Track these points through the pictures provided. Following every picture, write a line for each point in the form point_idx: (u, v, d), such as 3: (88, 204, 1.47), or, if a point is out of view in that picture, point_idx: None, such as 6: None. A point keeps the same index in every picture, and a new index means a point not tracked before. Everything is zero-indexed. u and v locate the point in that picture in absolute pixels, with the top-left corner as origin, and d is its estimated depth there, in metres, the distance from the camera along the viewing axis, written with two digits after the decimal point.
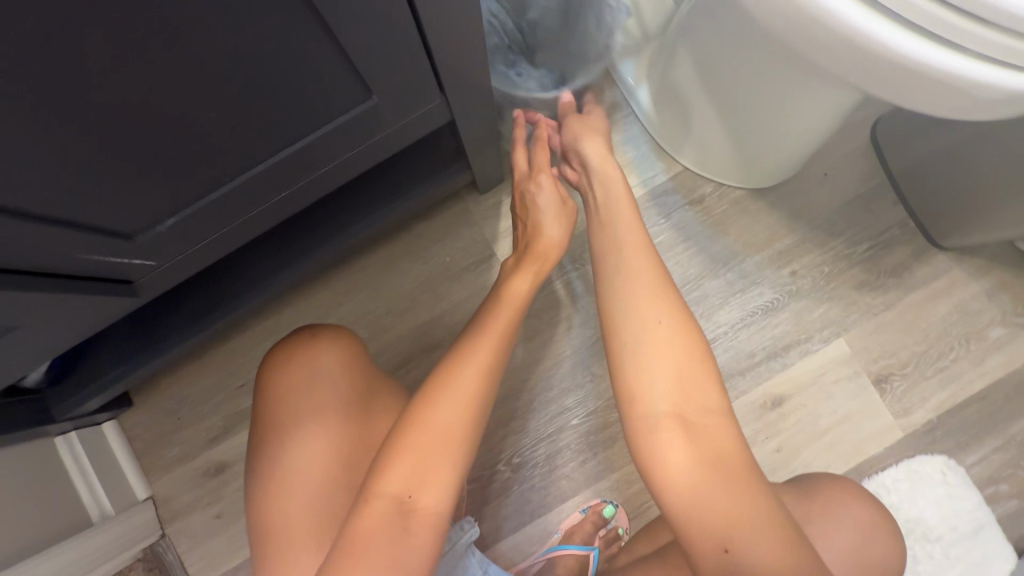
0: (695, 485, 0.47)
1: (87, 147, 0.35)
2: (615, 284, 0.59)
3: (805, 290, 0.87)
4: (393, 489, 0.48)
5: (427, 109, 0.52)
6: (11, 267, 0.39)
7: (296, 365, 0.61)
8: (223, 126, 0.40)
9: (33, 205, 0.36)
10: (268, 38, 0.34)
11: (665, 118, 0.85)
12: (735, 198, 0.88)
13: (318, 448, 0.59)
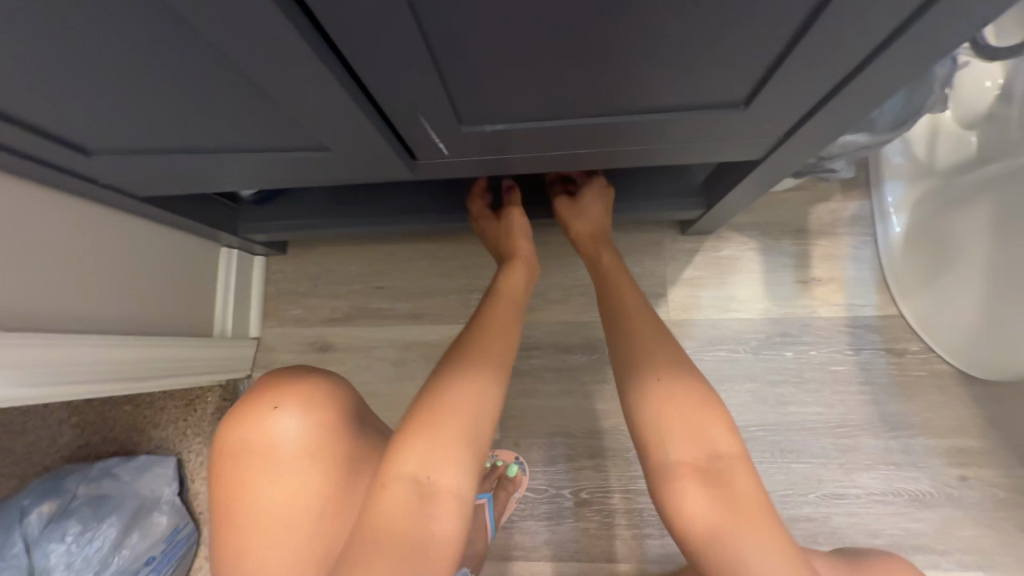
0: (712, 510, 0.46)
1: (536, 31, 0.36)
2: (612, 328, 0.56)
3: (967, 502, 0.76)
4: (410, 469, 0.44)
5: (753, 138, 0.52)
6: (382, 89, 0.42)
7: (257, 427, 0.56)
8: (625, 69, 0.40)
9: (450, 53, 0.38)
10: (746, 16, 0.35)
11: (910, 257, 0.80)
12: (938, 371, 0.79)
13: (285, 509, 0.53)
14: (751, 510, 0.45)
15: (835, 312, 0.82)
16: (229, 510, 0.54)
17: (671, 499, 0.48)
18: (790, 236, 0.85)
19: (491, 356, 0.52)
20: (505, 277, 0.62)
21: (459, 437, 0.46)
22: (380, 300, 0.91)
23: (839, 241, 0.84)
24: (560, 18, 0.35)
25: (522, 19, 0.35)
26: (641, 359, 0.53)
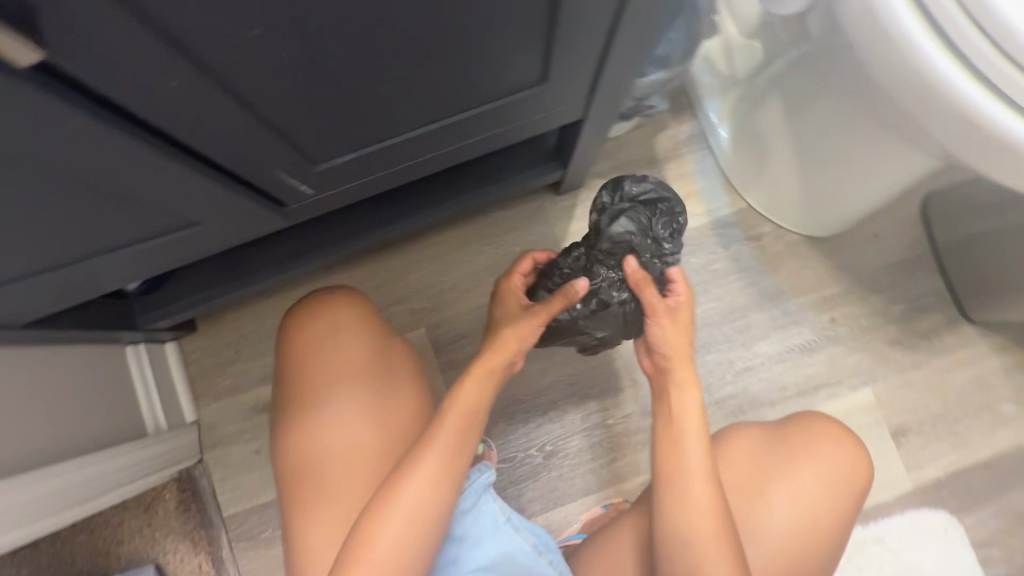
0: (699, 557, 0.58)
1: (341, 76, 0.42)
2: (669, 497, 0.61)
3: (841, 337, 0.93)
4: (463, 399, 0.61)
5: (569, 104, 0.60)
6: (227, 161, 0.46)
7: (310, 336, 0.69)
8: (434, 79, 0.47)
9: (275, 114, 0.43)
10: (508, 20, 0.42)
11: (741, 157, 0.93)
12: (791, 241, 0.95)
13: (342, 390, 0.67)
14: None
15: (700, 220, 0.95)
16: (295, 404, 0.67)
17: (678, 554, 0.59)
18: (647, 168, 0.96)
19: (513, 333, 0.64)
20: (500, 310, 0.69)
21: (452, 479, 0.58)
22: None
23: (686, 160, 0.97)
24: (359, 61, 0.41)
25: (328, 66, 0.40)
26: (693, 541, 0.58)
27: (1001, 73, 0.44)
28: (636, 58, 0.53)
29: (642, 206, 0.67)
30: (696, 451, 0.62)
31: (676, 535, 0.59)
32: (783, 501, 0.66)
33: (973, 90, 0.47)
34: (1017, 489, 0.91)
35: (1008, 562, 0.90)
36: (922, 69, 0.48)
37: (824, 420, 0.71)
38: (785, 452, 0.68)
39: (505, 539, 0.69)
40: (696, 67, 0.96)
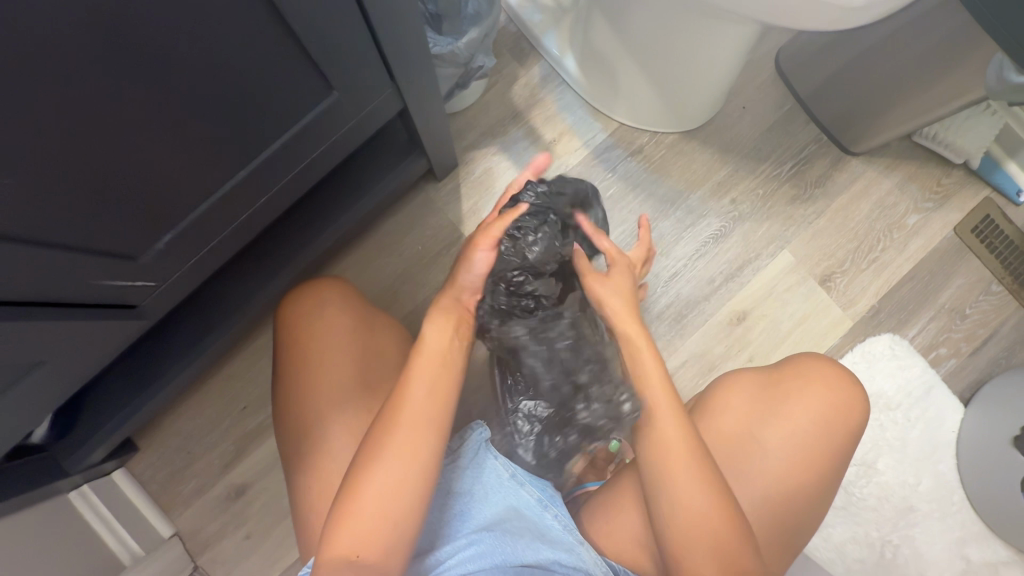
0: (678, 461, 0.58)
1: (96, 164, 0.40)
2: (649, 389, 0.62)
3: (746, 213, 0.96)
4: (431, 343, 0.61)
5: (380, 99, 0.58)
6: (36, 295, 0.44)
7: (308, 301, 0.76)
8: (201, 132, 0.45)
9: (55, 231, 0.42)
10: (239, 46, 0.41)
11: (593, 81, 0.93)
12: (670, 142, 0.96)
13: (339, 348, 0.74)
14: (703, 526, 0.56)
15: (581, 155, 0.96)
16: (292, 372, 0.72)
17: (659, 464, 0.59)
18: (513, 124, 0.96)
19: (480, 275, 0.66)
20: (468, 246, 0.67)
21: (431, 419, 0.57)
22: (254, 416, 0.90)
23: (546, 102, 0.96)
24: (102, 143, 0.39)
25: (71, 161, 0.38)
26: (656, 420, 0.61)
27: None
28: (410, 33, 0.52)
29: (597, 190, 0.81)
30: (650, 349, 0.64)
31: (657, 437, 0.60)
32: (778, 447, 0.64)
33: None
34: (943, 287, 0.97)
35: (956, 354, 0.96)
36: None
37: (826, 363, 0.69)
38: (769, 397, 0.67)
39: (509, 492, 0.66)
40: (521, 9, 0.95)
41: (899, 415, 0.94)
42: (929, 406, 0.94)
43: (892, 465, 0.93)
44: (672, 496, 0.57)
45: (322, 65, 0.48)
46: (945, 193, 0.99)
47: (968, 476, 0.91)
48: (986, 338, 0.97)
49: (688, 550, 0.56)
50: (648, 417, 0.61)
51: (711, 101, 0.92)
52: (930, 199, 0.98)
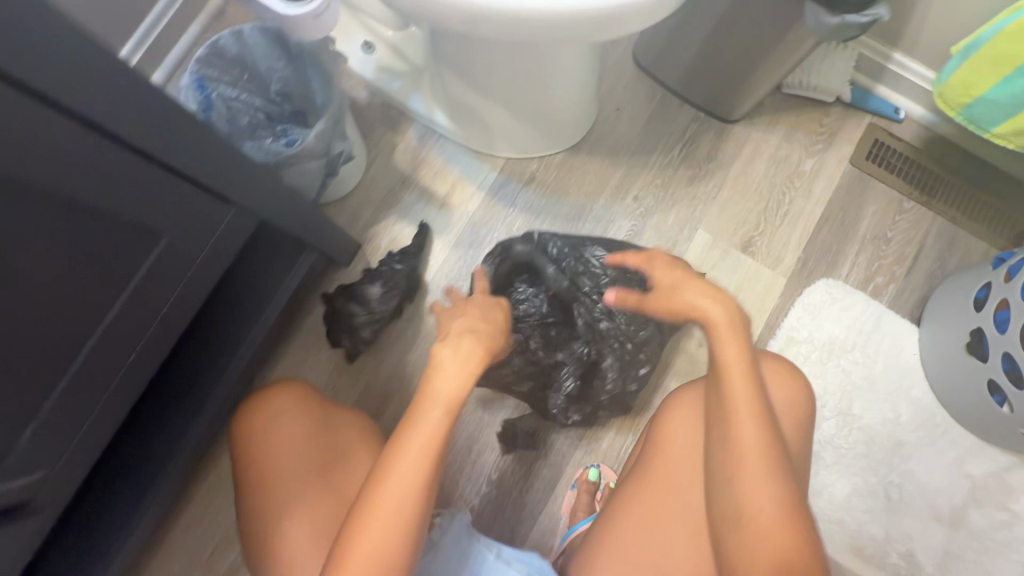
0: (765, 472, 0.50)
1: None
2: (726, 367, 0.55)
3: (652, 207, 0.97)
4: (445, 389, 0.54)
5: (226, 224, 0.57)
6: None
7: (259, 409, 0.73)
8: (23, 320, 0.44)
9: None
10: (23, 231, 0.41)
11: (467, 128, 0.94)
12: (559, 162, 0.98)
13: (296, 448, 0.71)
14: (777, 528, 0.48)
15: (478, 199, 0.96)
16: (251, 485, 0.70)
17: (741, 464, 0.51)
18: (405, 190, 0.96)
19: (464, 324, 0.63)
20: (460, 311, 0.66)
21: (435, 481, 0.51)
22: (224, 556, 0.86)
23: (430, 160, 0.97)
24: None
25: None
26: (735, 404, 0.54)
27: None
28: (237, 171, 0.53)
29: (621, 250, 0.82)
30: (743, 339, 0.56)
31: (732, 417, 0.54)
32: None
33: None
34: (859, 219, 0.99)
35: (893, 279, 0.97)
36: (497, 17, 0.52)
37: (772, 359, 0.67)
38: None
39: (496, 574, 0.62)
40: (381, 81, 0.96)
41: (859, 354, 0.94)
42: (884, 336, 0.94)
43: (868, 406, 0.92)
44: (746, 490, 0.50)
45: (132, 220, 0.48)
46: (830, 131, 1.01)
47: (943, 394, 0.90)
48: (915, 255, 0.98)
49: (753, 547, 0.48)
50: (722, 397, 0.55)
51: (582, 114, 0.94)
52: (819, 140, 1.01)
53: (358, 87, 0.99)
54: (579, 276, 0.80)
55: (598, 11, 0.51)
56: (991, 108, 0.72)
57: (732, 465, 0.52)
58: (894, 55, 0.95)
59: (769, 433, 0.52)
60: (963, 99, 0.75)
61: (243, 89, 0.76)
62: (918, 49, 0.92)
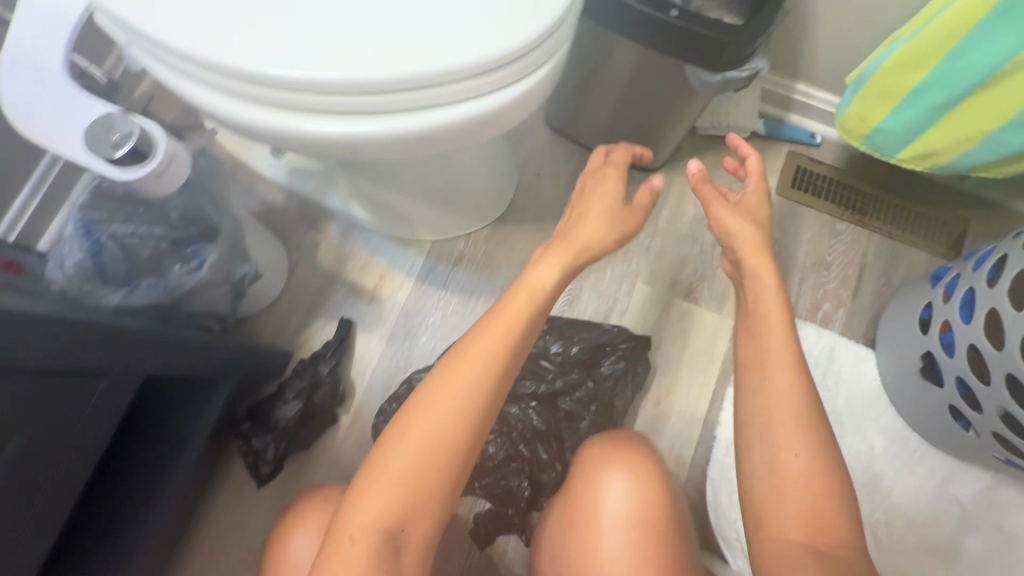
0: (782, 393, 0.55)
1: None
2: (755, 328, 0.60)
3: (586, 267, 0.95)
4: (507, 321, 0.55)
5: (87, 394, 0.55)
6: None
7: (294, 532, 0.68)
8: None
9: None
10: None
11: (384, 220, 0.92)
12: (486, 236, 0.96)
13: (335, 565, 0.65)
14: (810, 495, 0.50)
15: (409, 286, 0.94)
16: None
17: (757, 417, 0.55)
18: (332, 288, 0.93)
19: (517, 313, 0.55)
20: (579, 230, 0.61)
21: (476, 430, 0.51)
22: None
23: (355, 253, 0.95)
24: None
25: None
26: (763, 369, 0.57)
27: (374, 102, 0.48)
28: (124, 347, 0.56)
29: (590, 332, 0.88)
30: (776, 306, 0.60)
31: (765, 380, 0.56)
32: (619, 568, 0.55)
33: (369, 123, 0.50)
34: (796, 248, 0.97)
35: (841, 304, 0.95)
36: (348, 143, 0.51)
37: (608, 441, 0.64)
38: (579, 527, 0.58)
39: None
40: (294, 182, 0.94)
41: (820, 388, 0.90)
42: (842, 366, 0.91)
43: (839, 441, 0.88)
44: (774, 455, 0.52)
45: None
46: None
47: (912, 419, 0.87)
48: (858, 276, 0.96)
49: (779, 512, 0.50)
50: (752, 365, 0.58)
51: (500, 187, 0.92)
52: None
53: (273, 192, 0.97)
54: (521, 381, 0.84)
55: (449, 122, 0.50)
56: (893, 136, 0.71)
57: (759, 435, 0.54)
58: (797, 86, 0.96)
59: (807, 390, 0.55)
60: (864, 130, 0.74)
61: (140, 221, 0.70)
62: (819, 79, 0.93)
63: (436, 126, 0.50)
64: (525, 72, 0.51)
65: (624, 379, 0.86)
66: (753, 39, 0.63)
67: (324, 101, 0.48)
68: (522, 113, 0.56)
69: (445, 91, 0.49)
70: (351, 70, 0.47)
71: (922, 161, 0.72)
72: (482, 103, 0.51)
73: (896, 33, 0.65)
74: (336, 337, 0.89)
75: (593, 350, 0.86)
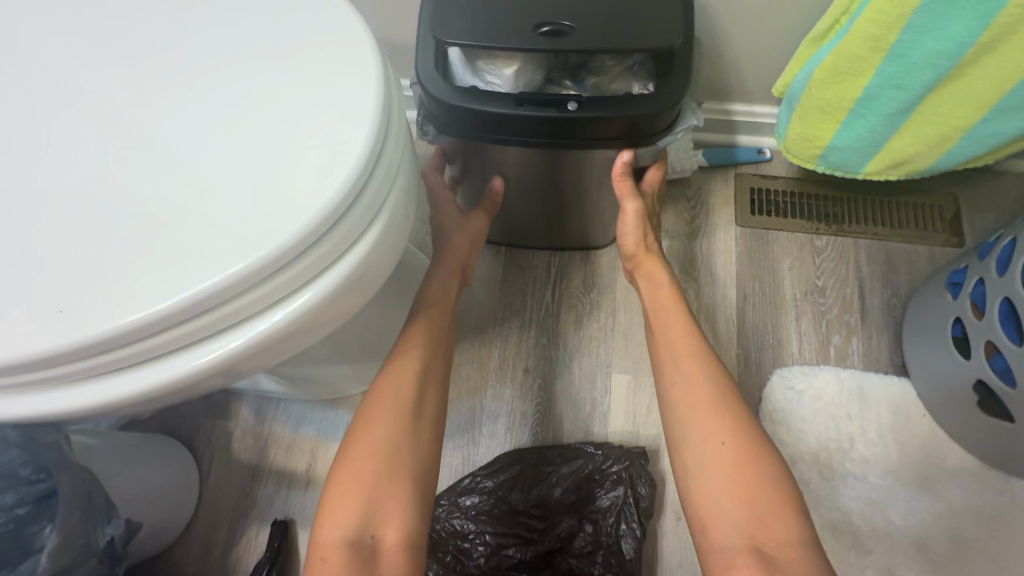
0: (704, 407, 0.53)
1: None
2: (660, 326, 0.62)
3: (550, 373, 0.79)
4: (399, 363, 0.57)
5: None
6: None
7: None
8: None
9: None
10: None
11: (298, 389, 0.76)
12: None
13: None
14: (744, 478, 0.48)
15: None
16: None
17: (678, 407, 0.55)
18: (256, 485, 0.76)
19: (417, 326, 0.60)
20: (429, 290, 0.63)
21: (399, 462, 0.51)
22: None
23: (277, 433, 0.78)
24: None
25: None
26: (671, 364, 0.58)
27: (154, 343, 0.36)
28: None
29: (573, 461, 0.71)
30: (669, 306, 0.63)
31: (676, 375, 0.57)
32: None
33: (162, 369, 0.37)
34: (781, 280, 0.83)
35: (852, 332, 0.80)
36: (149, 397, 0.38)
37: None
38: None
39: None
40: None
41: (865, 444, 0.73)
42: (879, 410, 0.74)
43: (909, 506, 0.70)
44: (700, 442, 0.52)
45: None
46: (700, 201, 0.88)
47: (985, 456, 0.70)
48: (859, 293, 0.82)
49: (717, 504, 0.48)
50: (663, 366, 0.59)
51: None
52: (694, 216, 0.87)
53: None
54: (501, 551, 0.67)
55: (268, 329, 0.38)
56: (853, 151, 0.58)
57: (682, 430, 0.53)
58: (724, 106, 0.84)
59: (720, 379, 0.55)
60: (814, 153, 0.61)
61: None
62: (743, 93, 0.82)
63: (242, 350, 0.38)
64: (341, 250, 0.39)
65: (627, 511, 0.68)
66: (667, 107, 0.52)
67: (82, 366, 0.36)
68: (370, 284, 0.43)
69: (235, 305, 0.37)
70: (99, 322, 0.35)
71: (896, 171, 0.59)
72: (293, 303, 0.39)
73: (815, 39, 0.53)
74: (268, 553, 0.71)
75: (579, 486, 0.70)
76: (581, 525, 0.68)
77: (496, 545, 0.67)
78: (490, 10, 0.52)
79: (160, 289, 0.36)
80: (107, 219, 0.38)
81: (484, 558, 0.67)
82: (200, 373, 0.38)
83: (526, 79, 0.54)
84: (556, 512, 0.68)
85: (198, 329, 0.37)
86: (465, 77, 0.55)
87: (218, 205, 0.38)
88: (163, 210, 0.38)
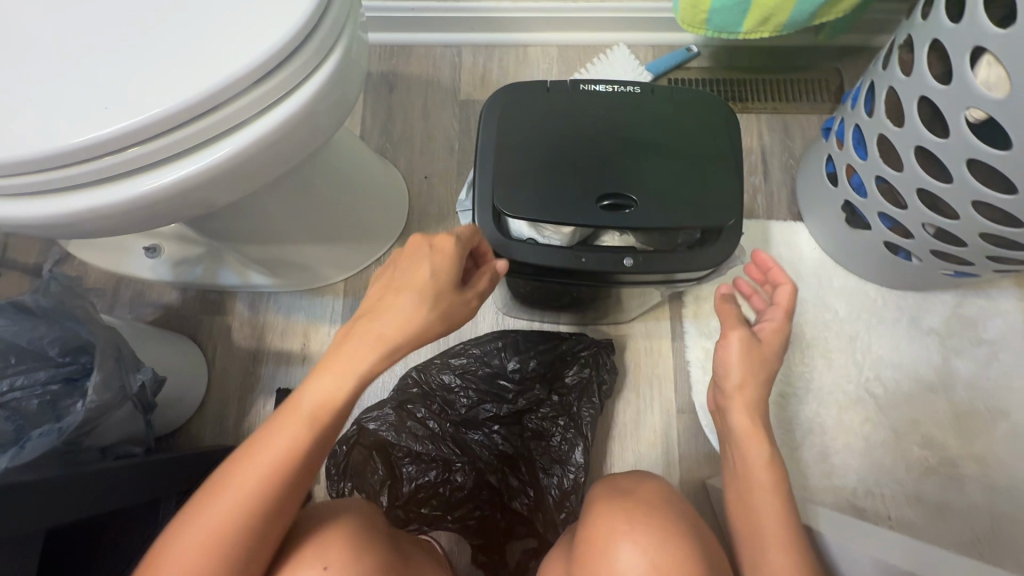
0: (776, 535, 0.51)
1: None
2: (750, 479, 0.55)
3: None
4: (307, 407, 0.45)
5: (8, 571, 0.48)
6: None
7: None
8: None
9: None
10: None
11: (285, 278, 0.86)
12: (395, 256, 0.91)
13: None
14: None
15: (337, 334, 0.88)
16: None
17: None
18: (258, 366, 0.87)
19: (334, 370, 0.45)
20: (366, 327, 0.45)
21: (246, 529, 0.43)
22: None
23: (272, 321, 0.89)
24: None
25: None
26: (761, 529, 0.52)
27: (165, 144, 0.44)
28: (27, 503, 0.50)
29: (554, 340, 0.83)
30: (763, 456, 0.55)
31: (764, 542, 0.51)
32: None
33: (175, 168, 0.45)
34: None
35: (758, 190, 0.94)
36: (167, 197, 0.46)
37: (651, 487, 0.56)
38: None
39: None
40: (180, 273, 0.88)
41: None
42: (779, 248, 0.90)
43: (805, 319, 0.86)
44: None
45: None
46: None
47: (861, 272, 0.86)
48: (763, 159, 0.96)
49: None
50: (748, 512, 0.54)
51: (389, 204, 0.88)
52: None
53: (165, 292, 0.90)
54: (481, 406, 0.80)
55: (261, 133, 0.46)
56: (730, 11, 0.71)
57: None
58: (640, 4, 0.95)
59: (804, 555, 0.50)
60: (701, 17, 0.73)
61: (15, 373, 0.60)
62: None
63: (211, 166, 0.45)
64: (293, 83, 0.47)
65: (590, 387, 0.82)
66: (711, 267, 0.54)
67: (107, 165, 0.43)
68: (337, 105, 0.52)
69: (229, 109, 0.45)
70: (113, 121, 0.42)
71: (766, 24, 0.72)
72: (278, 110, 0.47)
73: None
74: None
75: (550, 348, 0.82)
76: (550, 389, 0.81)
77: (478, 395, 0.80)
78: (548, 178, 0.55)
79: (137, 104, 0.43)
80: (105, 50, 0.44)
81: (465, 409, 0.80)
82: (209, 171, 0.46)
83: (579, 236, 0.56)
84: (531, 380, 0.81)
85: (201, 131, 0.44)
86: (521, 227, 0.56)
87: (200, 31, 0.45)
88: (146, 40, 0.45)
